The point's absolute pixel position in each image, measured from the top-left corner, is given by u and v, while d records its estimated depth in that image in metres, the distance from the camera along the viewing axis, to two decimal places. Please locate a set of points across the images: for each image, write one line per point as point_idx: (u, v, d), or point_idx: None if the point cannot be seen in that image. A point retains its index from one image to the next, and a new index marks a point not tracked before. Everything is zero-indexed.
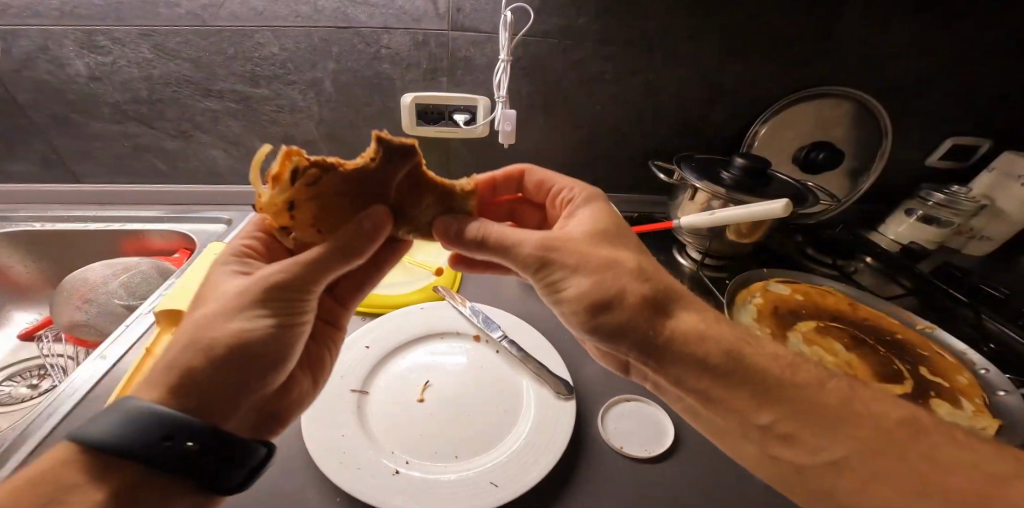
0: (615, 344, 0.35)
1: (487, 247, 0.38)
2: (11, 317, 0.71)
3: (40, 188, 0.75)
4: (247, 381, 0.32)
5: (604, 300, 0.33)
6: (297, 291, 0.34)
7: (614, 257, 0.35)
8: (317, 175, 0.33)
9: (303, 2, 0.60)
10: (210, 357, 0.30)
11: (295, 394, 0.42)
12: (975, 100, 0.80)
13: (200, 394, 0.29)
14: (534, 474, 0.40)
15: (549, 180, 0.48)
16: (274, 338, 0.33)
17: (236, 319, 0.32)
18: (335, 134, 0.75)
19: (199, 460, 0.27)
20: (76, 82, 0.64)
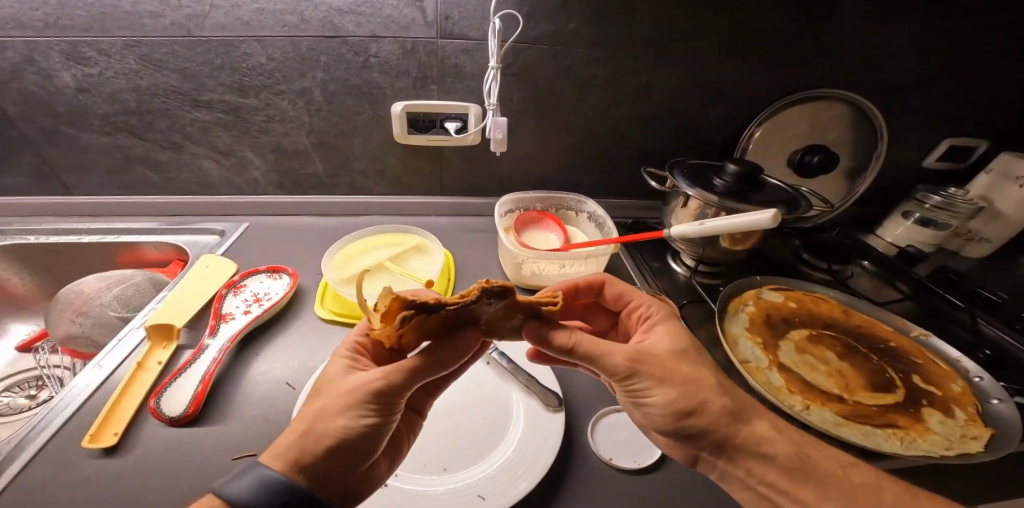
0: (688, 443, 0.37)
1: (575, 355, 0.38)
2: (8, 329, 0.71)
3: (33, 200, 0.75)
4: (347, 469, 0.34)
5: (687, 410, 0.35)
6: (393, 392, 0.36)
7: (695, 378, 0.37)
8: (419, 312, 0.33)
9: (290, 11, 0.60)
10: (322, 446, 0.34)
11: (373, 478, 0.38)
12: (974, 101, 0.79)
13: (311, 477, 0.32)
14: (522, 487, 0.39)
15: (628, 294, 0.49)
16: (373, 434, 0.35)
17: (344, 413, 0.35)
18: (327, 143, 0.74)
19: None
20: (64, 94, 0.64)
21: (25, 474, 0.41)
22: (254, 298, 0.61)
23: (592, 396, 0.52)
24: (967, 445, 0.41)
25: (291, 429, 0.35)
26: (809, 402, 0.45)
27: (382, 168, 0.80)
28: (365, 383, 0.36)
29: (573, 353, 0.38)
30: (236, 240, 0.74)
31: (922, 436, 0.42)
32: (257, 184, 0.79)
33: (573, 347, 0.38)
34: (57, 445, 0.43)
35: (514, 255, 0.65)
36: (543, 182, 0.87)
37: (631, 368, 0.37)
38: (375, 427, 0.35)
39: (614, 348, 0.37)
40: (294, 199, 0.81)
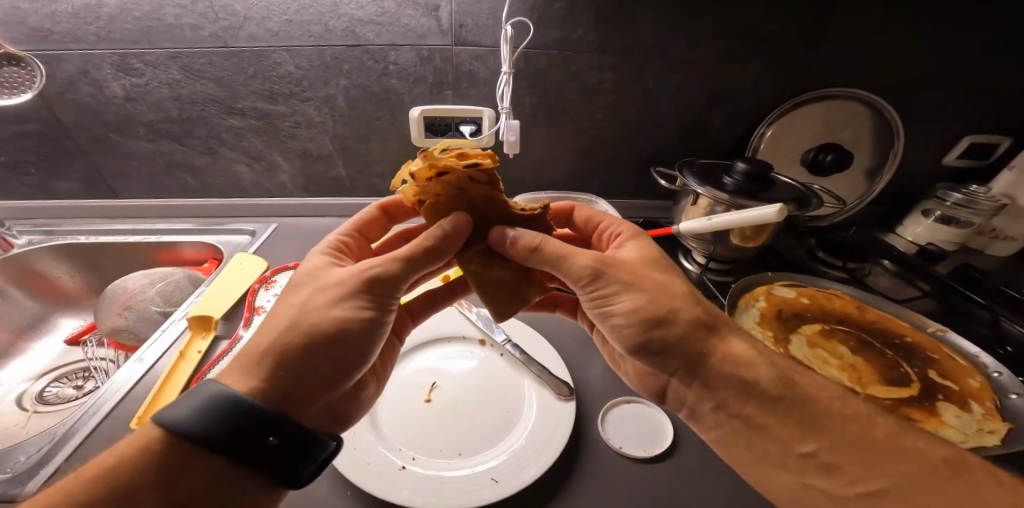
0: (666, 360, 0.41)
1: (542, 255, 0.44)
2: (59, 323, 0.76)
3: (84, 203, 0.81)
4: (336, 365, 0.37)
5: (656, 314, 0.41)
6: (389, 288, 0.40)
7: (665, 283, 0.43)
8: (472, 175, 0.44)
9: (315, 23, 0.64)
10: (313, 341, 0.36)
11: (360, 398, 0.45)
12: (994, 95, 0.78)
13: (297, 376, 0.35)
14: (532, 471, 0.41)
15: (595, 216, 0.58)
16: (367, 329, 0.39)
17: (332, 309, 0.38)
18: (348, 147, 0.78)
19: (280, 452, 0.32)
20: (114, 103, 0.70)
21: (78, 455, 0.45)
22: None
23: (601, 388, 0.54)
24: (982, 438, 0.41)
25: (264, 331, 0.36)
26: None
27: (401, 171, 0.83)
28: (360, 274, 0.40)
29: (539, 250, 0.44)
30: (265, 239, 0.78)
31: (934, 429, 0.42)
32: (284, 187, 0.84)
33: (537, 246, 0.44)
34: (105, 429, 0.47)
35: None
36: (555, 184, 0.89)
37: (597, 271, 0.43)
38: (360, 325, 0.39)
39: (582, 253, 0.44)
40: (318, 201, 0.85)
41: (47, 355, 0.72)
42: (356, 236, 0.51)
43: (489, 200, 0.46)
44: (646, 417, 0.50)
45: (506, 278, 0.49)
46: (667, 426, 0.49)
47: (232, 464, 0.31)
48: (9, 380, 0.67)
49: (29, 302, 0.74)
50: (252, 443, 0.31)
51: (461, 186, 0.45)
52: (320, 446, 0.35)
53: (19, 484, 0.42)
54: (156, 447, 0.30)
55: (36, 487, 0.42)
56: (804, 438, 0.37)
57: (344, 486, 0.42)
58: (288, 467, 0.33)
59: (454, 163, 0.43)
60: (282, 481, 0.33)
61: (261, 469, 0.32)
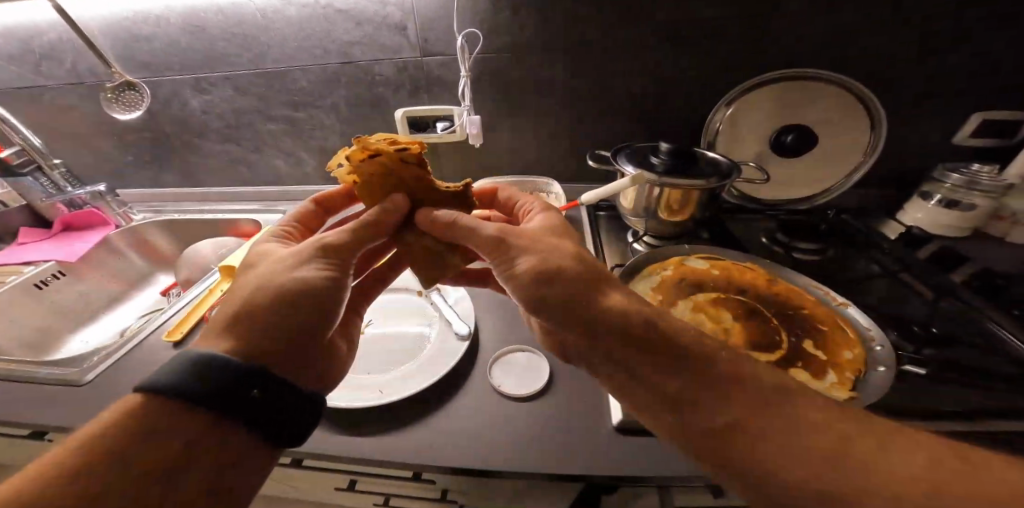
0: (552, 314, 0.46)
1: (462, 226, 0.53)
2: (157, 279, 1.02)
3: (178, 191, 1.10)
4: (315, 315, 0.48)
5: (548, 270, 0.46)
6: (342, 254, 0.52)
7: (555, 244, 0.50)
8: (397, 156, 0.57)
9: (317, 47, 0.82)
10: (295, 296, 0.47)
11: (339, 355, 0.55)
12: (1004, 64, 0.69)
13: (281, 323, 0.46)
14: (411, 389, 0.52)
15: (514, 197, 0.66)
16: (338, 285, 0.50)
17: (298, 271, 0.48)
18: (353, 143, 0.97)
19: (262, 404, 0.39)
20: (194, 116, 0.96)
21: (132, 354, 0.63)
22: None
23: (509, 340, 0.62)
24: None
25: (243, 294, 0.47)
26: None
27: None
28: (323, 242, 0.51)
29: (456, 222, 0.54)
30: None
31: None
32: (311, 177, 1.05)
33: (455, 219, 0.54)
34: (149, 341, 0.65)
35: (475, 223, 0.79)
36: (529, 171, 0.98)
37: (500, 237, 0.50)
38: (325, 283, 0.49)
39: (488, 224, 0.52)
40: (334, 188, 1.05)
41: (147, 301, 0.96)
42: (297, 225, 0.61)
43: (414, 178, 0.59)
44: (534, 364, 0.58)
45: (434, 248, 0.59)
46: (546, 371, 0.56)
47: (222, 418, 0.38)
48: (120, 318, 0.92)
49: (140, 260, 1.01)
50: (239, 397, 0.38)
51: (390, 166, 0.58)
52: (302, 398, 0.43)
53: (95, 367, 0.61)
54: (149, 410, 0.36)
55: (95, 374, 0.60)
56: (670, 373, 0.39)
57: None
58: (272, 420, 0.40)
59: (385, 147, 0.56)
60: (267, 433, 0.40)
61: (248, 421, 0.39)
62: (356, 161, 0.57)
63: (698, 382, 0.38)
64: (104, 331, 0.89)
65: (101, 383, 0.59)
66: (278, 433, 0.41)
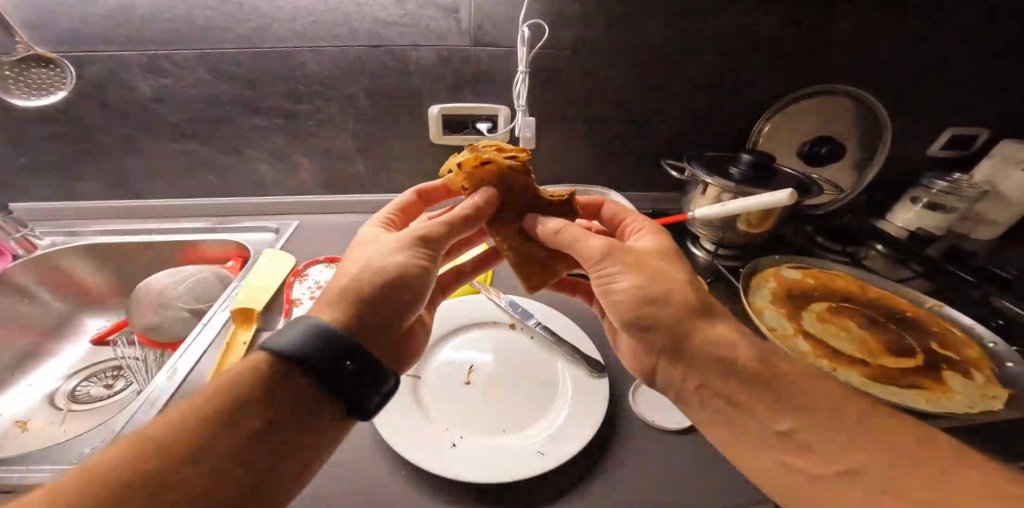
0: (650, 334, 0.41)
1: (561, 235, 0.45)
2: (83, 324, 0.74)
3: (100, 204, 0.81)
4: (400, 308, 0.38)
5: (655, 290, 0.40)
6: (437, 244, 0.42)
7: (667, 269, 0.42)
8: (500, 166, 0.45)
9: (340, 24, 0.67)
10: (378, 285, 0.37)
11: (413, 344, 0.48)
12: (970, 91, 0.84)
13: (363, 319, 0.36)
14: (579, 443, 0.43)
15: (621, 214, 0.55)
16: (425, 275, 0.40)
17: (392, 255, 0.39)
18: (369, 144, 0.80)
19: (355, 377, 0.33)
20: (141, 103, 0.71)
21: None
22: (318, 286, 0.64)
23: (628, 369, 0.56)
24: (986, 404, 0.44)
25: (344, 273, 0.38)
26: (835, 365, 0.48)
27: (420, 169, 0.85)
28: (413, 233, 0.41)
29: (560, 233, 0.45)
30: (290, 236, 0.78)
31: (944, 395, 0.45)
32: (304, 185, 0.85)
33: (559, 230, 0.45)
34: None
35: None
36: (568, 179, 0.91)
37: (607, 251, 0.42)
38: (410, 281, 0.39)
39: (594, 234, 0.44)
40: (336, 199, 0.86)
41: (76, 354, 0.69)
42: (401, 216, 0.51)
43: (524, 190, 0.47)
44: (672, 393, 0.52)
45: (540, 255, 0.50)
46: None
47: (321, 386, 0.32)
48: (37, 384, 0.64)
49: (54, 301, 0.72)
50: (334, 368, 0.32)
51: (500, 182, 0.47)
52: (383, 382, 0.34)
53: None
54: (261, 367, 0.32)
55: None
56: (781, 411, 0.34)
57: (398, 465, 0.44)
58: (357, 396, 0.33)
59: (497, 157, 0.46)
60: (353, 410, 0.33)
61: (335, 395, 0.32)
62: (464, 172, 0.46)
63: (819, 423, 0.33)
64: (18, 402, 0.61)
65: None
66: (363, 409, 0.34)
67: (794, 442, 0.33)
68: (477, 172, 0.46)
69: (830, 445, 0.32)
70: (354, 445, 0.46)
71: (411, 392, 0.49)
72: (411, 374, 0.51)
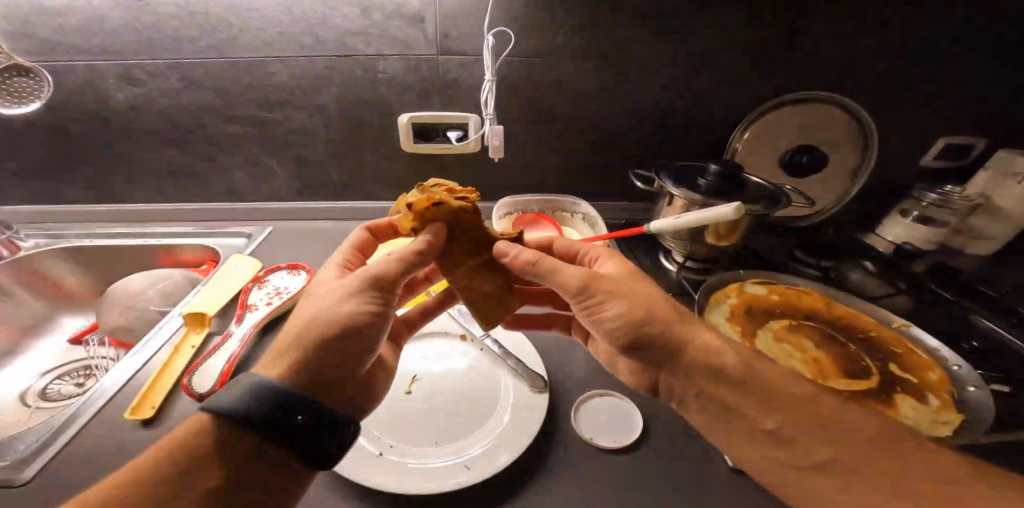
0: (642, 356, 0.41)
1: (541, 269, 0.43)
2: (63, 323, 0.77)
3: (84, 208, 0.83)
4: (352, 358, 0.38)
5: (640, 320, 0.40)
6: (390, 289, 0.41)
7: (647, 291, 0.43)
8: (445, 207, 0.44)
9: (307, 34, 0.68)
10: (324, 338, 0.36)
11: (379, 384, 0.47)
12: (965, 99, 0.80)
13: (311, 373, 0.36)
14: (504, 458, 0.42)
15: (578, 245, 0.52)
16: (376, 324, 0.39)
17: (339, 305, 0.38)
18: (341, 153, 0.81)
19: (307, 431, 0.33)
20: (119, 111, 0.73)
21: (73, 445, 0.44)
22: (277, 293, 0.64)
23: (577, 383, 0.55)
24: (937, 430, 0.43)
25: (292, 324, 0.38)
26: None
27: (393, 177, 0.85)
28: (361, 275, 0.40)
29: (536, 267, 0.43)
30: (261, 242, 0.80)
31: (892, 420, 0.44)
32: (280, 192, 0.86)
33: (536, 262, 0.43)
34: (101, 419, 0.47)
35: None
36: (542, 188, 0.91)
37: (586, 283, 0.42)
38: (361, 330, 0.38)
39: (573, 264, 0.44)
40: (310, 206, 0.87)
41: (53, 352, 0.72)
42: (356, 255, 0.50)
43: (474, 229, 0.46)
44: (617, 409, 0.51)
45: (493, 291, 0.48)
46: (635, 417, 0.49)
47: (273, 441, 0.33)
48: (12, 381, 0.67)
49: (34, 300, 0.75)
50: (283, 424, 0.32)
51: (451, 222, 0.45)
52: (341, 430, 0.35)
53: (16, 471, 0.41)
54: (209, 427, 0.32)
55: (34, 474, 0.41)
56: (766, 411, 0.36)
57: (324, 473, 0.43)
58: (313, 448, 0.34)
59: (449, 198, 0.45)
60: (312, 461, 0.34)
61: (291, 448, 0.33)
62: (415, 213, 0.44)
63: (798, 422, 0.34)
64: None
65: (31, 492, 0.40)
66: (323, 460, 0.34)
67: (778, 440, 0.35)
68: (422, 215, 0.44)
69: (809, 441, 0.34)
70: None
71: None
72: None
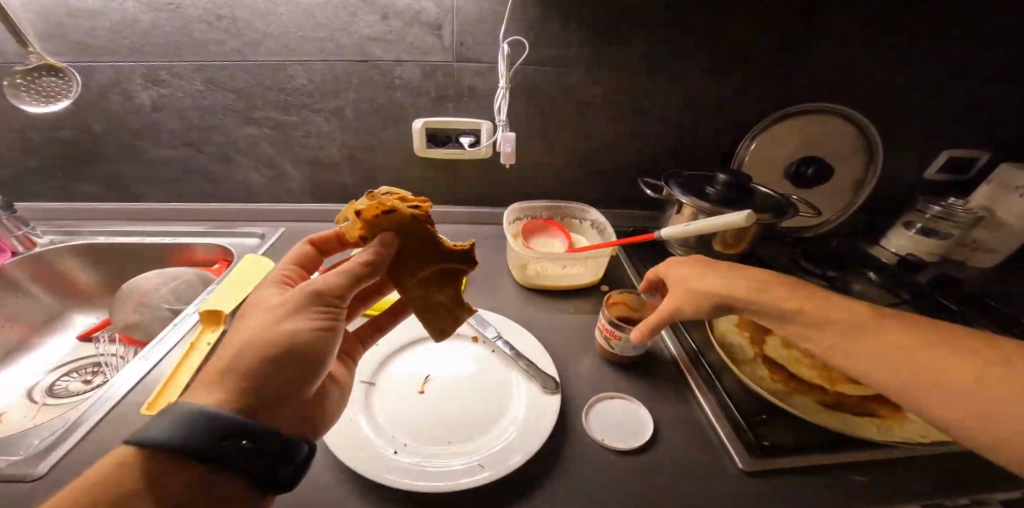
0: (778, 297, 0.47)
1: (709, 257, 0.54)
2: (73, 320, 0.78)
3: (100, 206, 0.85)
4: (297, 375, 0.36)
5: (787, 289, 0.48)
6: (338, 302, 0.39)
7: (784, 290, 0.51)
8: (394, 217, 0.42)
9: (328, 40, 0.70)
10: (263, 355, 0.34)
11: (331, 402, 0.44)
12: (967, 113, 0.82)
13: (251, 394, 0.33)
14: (517, 458, 0.43)
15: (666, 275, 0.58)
16: (322, 337, 0.37)
17: (280, 322, 0.36)
18: (355, 156, 0.83)
19: (255, 456, 0.31)
20: (141, 111, 0.75)
21: (89, 439, 0.44)
22: None
23: (587, 385, 0.56)
24: None
25: (225, 345, 0.35)
26: None
27: (404, 180, 0.87)
28: (305, 289, 0.38)
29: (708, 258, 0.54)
30: (273, 242, 0.81)
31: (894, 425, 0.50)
32: (292, 194, 0.87)
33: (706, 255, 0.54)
34: (116, 415, 0.47)
35: (517, 255, 0.71)
36: (550, 194, 0.92)
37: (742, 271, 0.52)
38: (311, 346, 0.37)
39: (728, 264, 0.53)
40: (322, 208, 0.89)
41: (63, 349, 0.73)
42: (297, 270, 0.48)
43: (427, 240, 0.44)
44: (628, 412, 0.51)
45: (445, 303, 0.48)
46: (646, 421, 0.50)
47: (215, 471, 0.30)
48: (21, 376, 0.67)
49: (48, 296, 0.76)
50: (225, 453, 0.29)
51: (403, 231, 0.43)
52: (294, 449, 0.34)
53: (32, 464, 0.42)
54: (133, 465, 0.29)
55: (51, 467, 0.42)
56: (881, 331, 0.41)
57: (339, 469, 0.44)
58: (262, 471, 0.32)
59: (400, 205, 0.43)
60: (264, 485, 0.32)
61: (236, 476, 0.31)
62: (365, 223, 0.42)
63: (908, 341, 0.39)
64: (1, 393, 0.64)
65: (47, 485, 0.40)
66: (278, 482, 0.33)
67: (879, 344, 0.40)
68: (371, 224, 0.42)
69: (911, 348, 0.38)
70: None
71: (362, 398, 0.50)
72: (364, 381, 0.52)
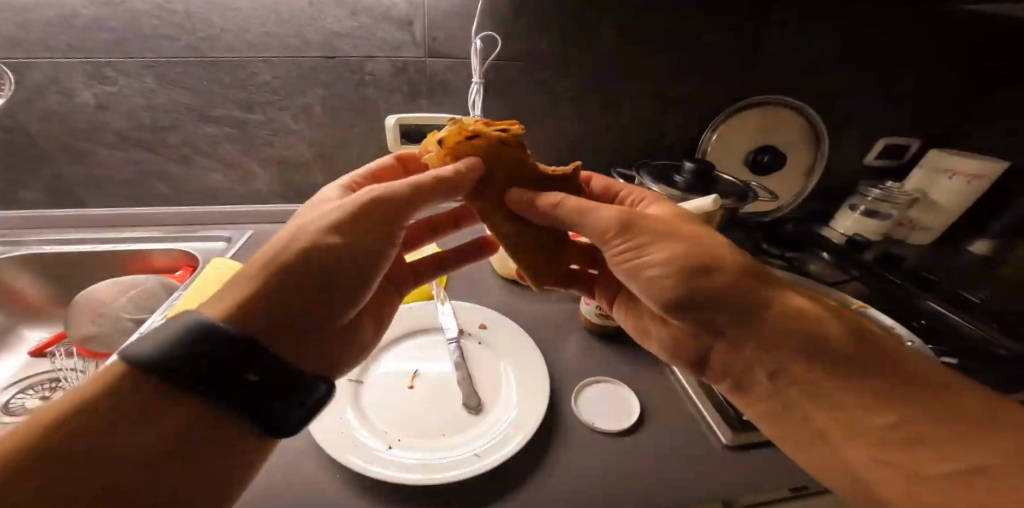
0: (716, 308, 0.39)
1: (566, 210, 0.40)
2: (21, 336, 0.71)
3: (42, 213, 0.78)
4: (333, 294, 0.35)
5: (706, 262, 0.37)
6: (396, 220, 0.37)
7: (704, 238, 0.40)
8: (474, 142, 0.41)
9: (294, 35, 0.67)
10: (298, 269, 0.32)
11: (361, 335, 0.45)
12: (899, 105, 0.90)
13: (288, 305, 0.32)
14: (512, 446, 0.44)
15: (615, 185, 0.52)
16: (364, 260, 0.36)
17: (326, 233, 0.34)
18: (326, 154, 0.80)
19: (256, 394, 0.29)
20: (85, 111, 0.69)
21: None
22: None
23: (574, 371, 0.57)
24: None
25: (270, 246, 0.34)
26: None
27: None
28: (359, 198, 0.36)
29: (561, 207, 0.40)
30: (242, 245, 0.77)
31: None
32: (261, 194, 0.84)
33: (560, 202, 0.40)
34: None
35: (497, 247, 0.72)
36: None
37: (625, 221, 0.39)
38: (354, 261, 0.35)
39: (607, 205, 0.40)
40: (291, 208, 0.85)
41: (11, 366, 0.67)
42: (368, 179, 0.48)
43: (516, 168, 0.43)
44: (614, 395, 0.54)
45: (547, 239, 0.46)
46: (632, 402, 0.53)
47: (211, 405, 0.28)
48: None
49: None
50: (229, 381, 0.28)
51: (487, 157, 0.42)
52: (311, 389, 0.33)
53: None
54: (125, 380, 0.26)
55: None
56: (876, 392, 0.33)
57: (332, 469, 0.43)
58: (269, 417, 0.30)
59: (485, 129, 0.42)
60: (265, 428, 0.31)
61: (238, 413, 0.29)
62: (449, 146, 0.42)
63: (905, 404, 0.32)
64: None
65: None
66: (281, 426, 0.31)
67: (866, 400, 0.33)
68: (459, 148, 0.42)
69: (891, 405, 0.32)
70: (292, 448, 0.45)
71: (351, 397, 0.49)
72: (352, 379, 0.51)
